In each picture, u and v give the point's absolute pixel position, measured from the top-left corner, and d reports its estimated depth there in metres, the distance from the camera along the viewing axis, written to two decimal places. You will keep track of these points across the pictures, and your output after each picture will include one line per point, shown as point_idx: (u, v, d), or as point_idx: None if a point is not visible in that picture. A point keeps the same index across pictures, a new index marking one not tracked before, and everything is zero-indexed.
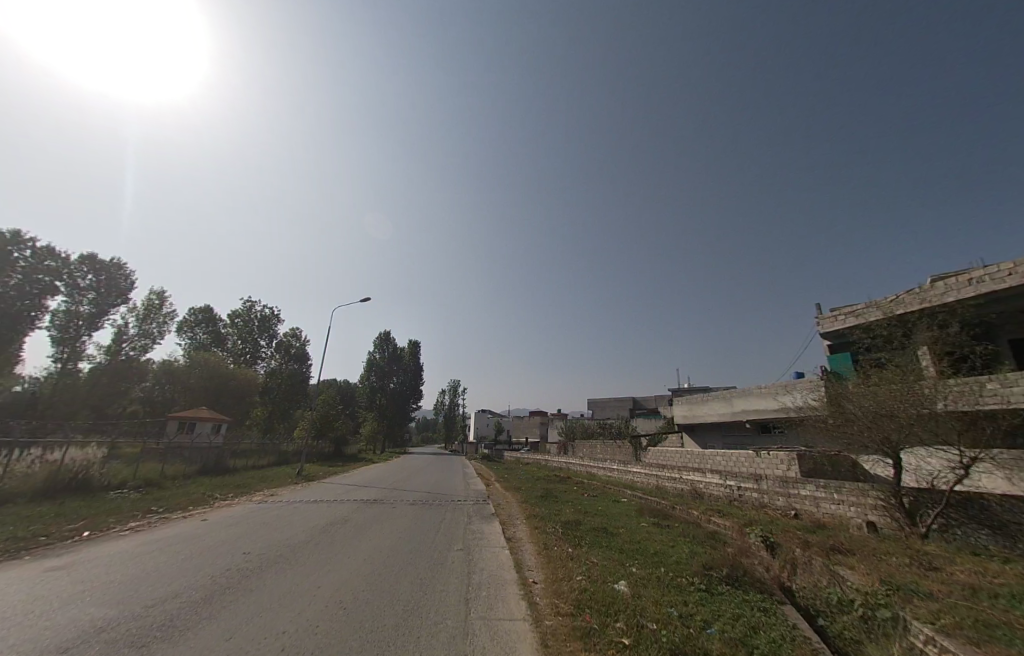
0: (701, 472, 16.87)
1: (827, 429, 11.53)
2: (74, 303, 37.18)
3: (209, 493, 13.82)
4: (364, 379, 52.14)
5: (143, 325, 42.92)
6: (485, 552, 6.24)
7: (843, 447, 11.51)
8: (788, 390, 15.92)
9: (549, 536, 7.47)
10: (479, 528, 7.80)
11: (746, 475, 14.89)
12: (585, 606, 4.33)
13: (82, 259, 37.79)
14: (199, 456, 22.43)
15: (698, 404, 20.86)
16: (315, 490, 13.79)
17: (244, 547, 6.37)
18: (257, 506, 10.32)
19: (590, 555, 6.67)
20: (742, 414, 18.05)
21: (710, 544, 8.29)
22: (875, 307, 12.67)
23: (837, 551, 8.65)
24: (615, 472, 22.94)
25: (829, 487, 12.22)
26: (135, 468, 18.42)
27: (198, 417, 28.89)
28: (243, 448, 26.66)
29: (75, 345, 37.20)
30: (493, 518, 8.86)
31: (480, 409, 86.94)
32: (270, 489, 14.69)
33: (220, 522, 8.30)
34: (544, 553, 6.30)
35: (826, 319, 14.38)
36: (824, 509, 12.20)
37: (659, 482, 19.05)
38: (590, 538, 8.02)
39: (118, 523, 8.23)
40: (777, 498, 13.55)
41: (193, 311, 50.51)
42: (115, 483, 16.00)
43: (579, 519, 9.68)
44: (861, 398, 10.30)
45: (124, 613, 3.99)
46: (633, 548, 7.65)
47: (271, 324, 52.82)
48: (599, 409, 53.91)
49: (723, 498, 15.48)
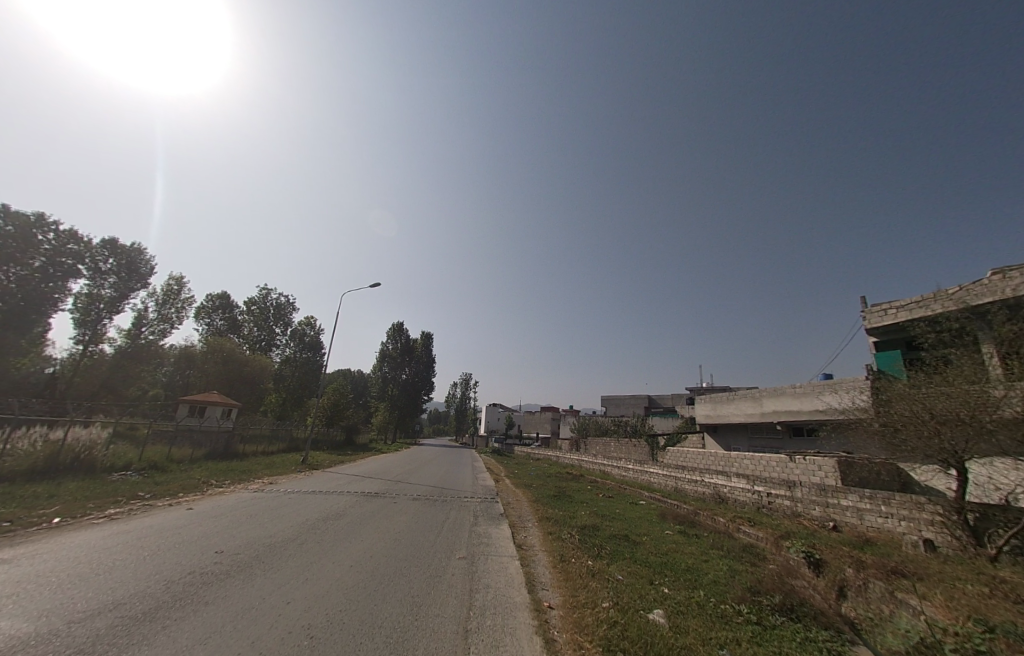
0: (725, 476, 15.72)
1: (880, 434, 10.36)
2: (95, 286, 37.51)
3: (208, 478, 13.21)
4: (376, 369, 51.89)
5: (161, 309, 43.22)
6: (492, 563, 5.33)
7: (901, 456, 10.28)
8: (827, 391, 14.65)
9: (566, 545, 6.52)
10: (486, 531, 6.94)
11: (777, 482, 13.72)
12: (616, 647, 3.40)
13: (103, 244, 38.04)
14: (207, 441, 22.12)
15: (722, 403, 19.64)
16: (316, 479, 13.16)
17: (218, 544, 5.58)
18: (251, 494, 9.64)
19: (614, 571, 5.74)
20: (773, 416, 16.80)
21: (749, 561, 7.26)
22: (935, 300, 11.50)
23: (901, 575, 7.46)
24: (630, 472, 21.86)
25: (875, 498, 11.05)
26: (140, 450, 18.08)
27: (208, 401, 28.63)
28: (252, 434, 26.39)
29: (95, 327, 37.60)
30: (502, 519, 7.97)
31: (491, 402, 86.50)
32: (271, 477, 14.07)
33: (205, 512, 7.60)
34: (560, 566, 5.38)
35: (874, 313, 13.22)
36: (869, 522, 11.05)
37: (678, 484, 17.95)
38: (612, 548, 7.08)
39: (95, 509, 7.55)
40: (813, 508, 12.42)
41: (210, 298, 50.83)
42: (118, 465, 15.60)
43: (597, 524, 8.74)
44: (925, 399, 9.13)
45: (37, 632, 3.18)
46: (662, 562, 6.69)
47: (286, 312, 52.88)
48: (613, 405, 52.73)
49: (750, 506, 14.34)
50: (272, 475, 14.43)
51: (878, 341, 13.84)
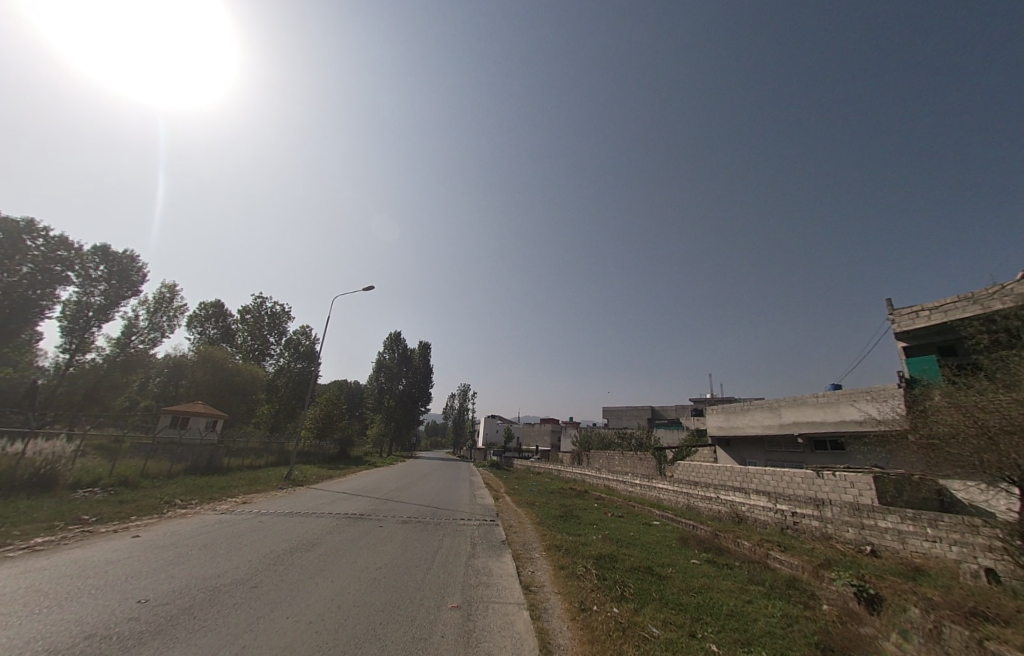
0: (744, 493, 14.53)
1: (927, 450, 9.29)
2: (85, 293, 36.33)
3: (177, 496, 11.89)
4: (373, 379, 50.56)
5: (152, 318, 42.05)
6: (494, 616, 4.19)
7: (953, 472, 9.17)
8: (855, 400, 13.56)
9: (583, 584, 5.39)
10: (486, 566, 5.79)
11: (803, 500, 12.57)
12: None
13: (95, 250, 36.99)
14: (189, 454, 20.72)
15: (736, 415, 18.52)
16: (299, 497, 12.01)
17: (144, 591, 4.36)
18: (216, 517, 8.39)
19: (649, 624, 4.60)
20: (793, 427, 15.66)
21: (800, 602, 6.12)
22: (973, 303, 10.64)
23: (983, 618, 6.22)
24: (638, 488, 20.58)
25: (919, 520, 9.92)
26: (111, 465, 16.70)
27: (192, 412, 27.17)
28: (240, 447, 24.98)
29: (83, 335, 36.21)
30: (504, 549, 6.81)
31: (490, 415, 84.80)
32: (250, 494, 12.79)
33: (150, 542, 6.33)
34: (582, 620, 4.27)
35: (905, 316, 12.30)
36: (913, 547, 9.92)
37: (691, 501, 16.76)
38: (636, 585, 5.93)
39: (19, 539, 6.33)
40: (846, 529, 11.28)
41: (202, 306, 49.75)
42: (84, 482, 14.25)
43: (612, 552, 7.55)
44: (993, 408, 7.98)
45: None
46: (697, 605, 5.59)
47: (281, 321, 51.60)
48: (615, 417, 51.16)
49: (773, 526, 13.21)
50: (252, 492, 13.17)
51: (908, 345, 12.85)
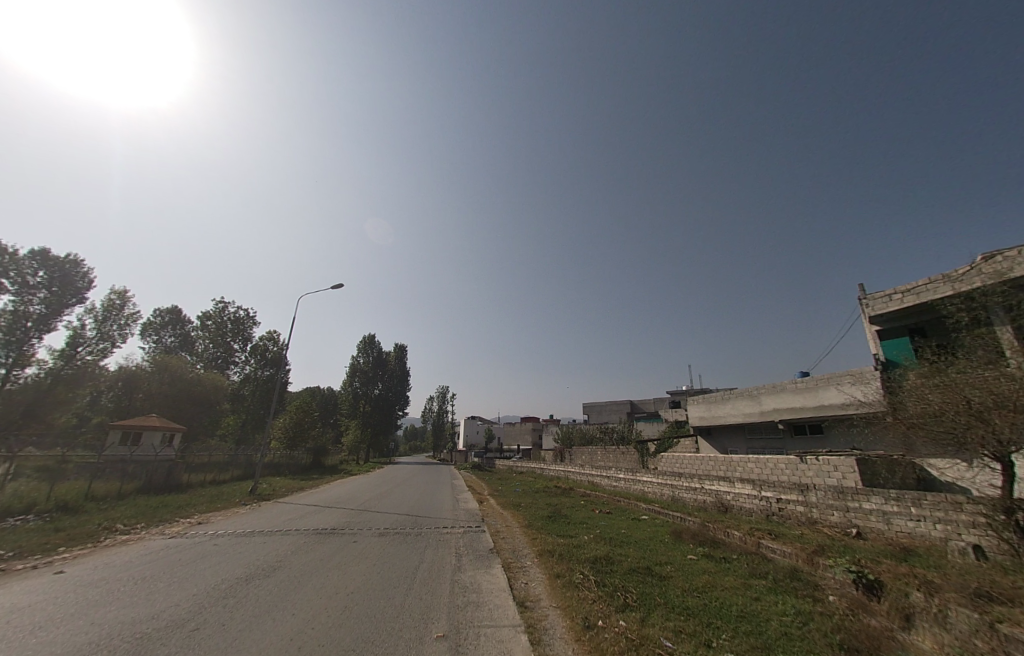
0: (729, 482, 14.43)
1: (910, 430, 9.25)
2: (22, 302, 33.13)
3: (123, 520, 10.66)
4: (346, 384, 48.76)
5: (101, 327, 39.07)
6: (488, 646, 3.56)
7: (934, 451, 9.19)
8: (834, 384, 13.62)
9: (583, 595, 4.87)
10: (474, 581, 5.18)
11: (788, 486, 12.50)
12: None
13: (33, 255, 33.96)
14: (143, 471, 19.05)
15: (717, 404, 18.53)
16: (264, 513, 11.04)
17: (50, 647, 3.52)
18: (162, 543, 7.39)
19: (661, 637, 4.11)
20: (774, 414, 15.71)
21: (809, 596, 5.80)
22: (946, 283, 10.75)
23: (988, 599, 6.06)
24: (623, 482, 20.35)
25: (903, 500, 9.93)
26: (51, 488, 15.08)
27: (145, 427, 25.24)
28: (201, 462, 23.25)
29: (21, 348, 32.66)
30: (492, 559, 6.21)
31: (469, 416, 83.84)
32: (209, 513, 11.67)
33: (75, 579, 5.36)
34: (589, 641, 3.74)
35: (879, 299, 12.40)
36: (898, 527, 9.93)
37: (675, 492, 16.64)
38: (638, 590, 5.45)
39: None
40: (832, 513, 11.26)
41: (157, 313, 46.85)
42: (15, 510, 12.71)
43: (607, 554, 7.06)
44: (981, 383, 7.94)
45: None
46: (704, 608, 5.17)
47: (246, 327, 49.01)
48: (595, 413, 51.35)
49: (758, 513, 13.13)
50: (212, 510, 12.08)
51: (881, 328, 13.00)
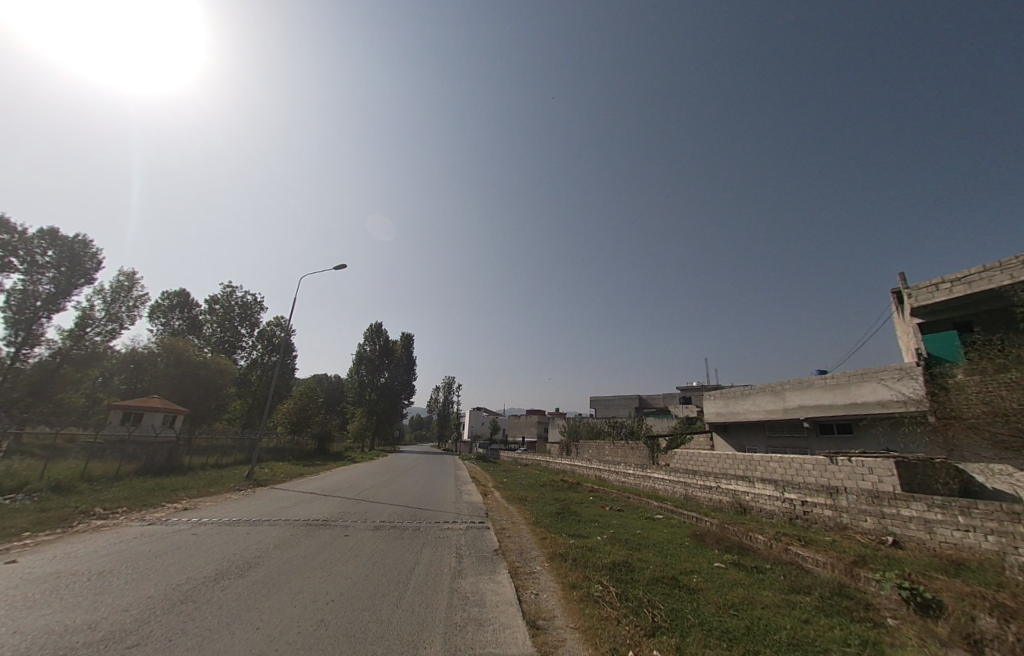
0: (749, 481, 13.56)
1: (966, 432, 8.25)
2: (32, 281, 32.95)
3: (109, 503, 10.14)
4: (352, 372, 48.43)
5: (110, 308, 38.97)
6: None
7: (991, 454, 8.24)
8: (869, 382, 12.65)
9: (605, 615, 4.07)
10: (476, 591, 4.44)
11: (815, 487, 11.59)
12: None
13: (42, 234, 33.69)
14: (142, 452, 18.66)
15: (735, 400, 17.59)
16: (256, 500, 10.42)
17: None
18: (137, 531, 6.77)
19: None
20: (798, 412, 14.78)
21: (865, 620, 4.97)
22: (1006, 271, 9.65)
23: None
24: (633, 478, 19.58)
25: (949, 508, 9.00)
26: (46, 467, 14.70)
27: (147, 408, 24.91)
28: (203, 445, 22.87)
29: (30, 327, 32.66)
30: (497, 563, 5.49)
31: (475, 407, 83.45)
32: (199, 497, 11.10)
33: (21, 572, 4.71)
34: None
35: (925, 290, 11.32)
36: (941, 538, 9.02)
37: (689, 491, 15.80)
38: (665, 606, 4.68)
39: None
40: (865, 519, 10.37)
41: (166, 296, 46.74)
42: (4, 490, 12.27)
43: (626, 560, 6.26)
44: None
45: None
46: (751, 632, 4.35)
47: (253, 312, 48.73)
48: (603, 406, 50.46)
49: (780, 516, 12.28)
50: (203, 496, 11.50)
51: (924, 321, 11.97)
